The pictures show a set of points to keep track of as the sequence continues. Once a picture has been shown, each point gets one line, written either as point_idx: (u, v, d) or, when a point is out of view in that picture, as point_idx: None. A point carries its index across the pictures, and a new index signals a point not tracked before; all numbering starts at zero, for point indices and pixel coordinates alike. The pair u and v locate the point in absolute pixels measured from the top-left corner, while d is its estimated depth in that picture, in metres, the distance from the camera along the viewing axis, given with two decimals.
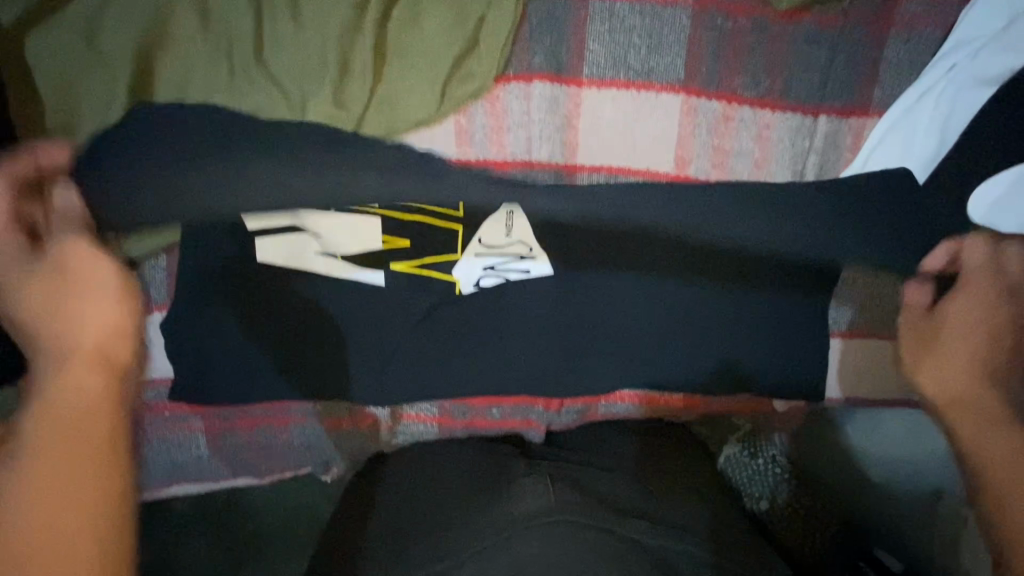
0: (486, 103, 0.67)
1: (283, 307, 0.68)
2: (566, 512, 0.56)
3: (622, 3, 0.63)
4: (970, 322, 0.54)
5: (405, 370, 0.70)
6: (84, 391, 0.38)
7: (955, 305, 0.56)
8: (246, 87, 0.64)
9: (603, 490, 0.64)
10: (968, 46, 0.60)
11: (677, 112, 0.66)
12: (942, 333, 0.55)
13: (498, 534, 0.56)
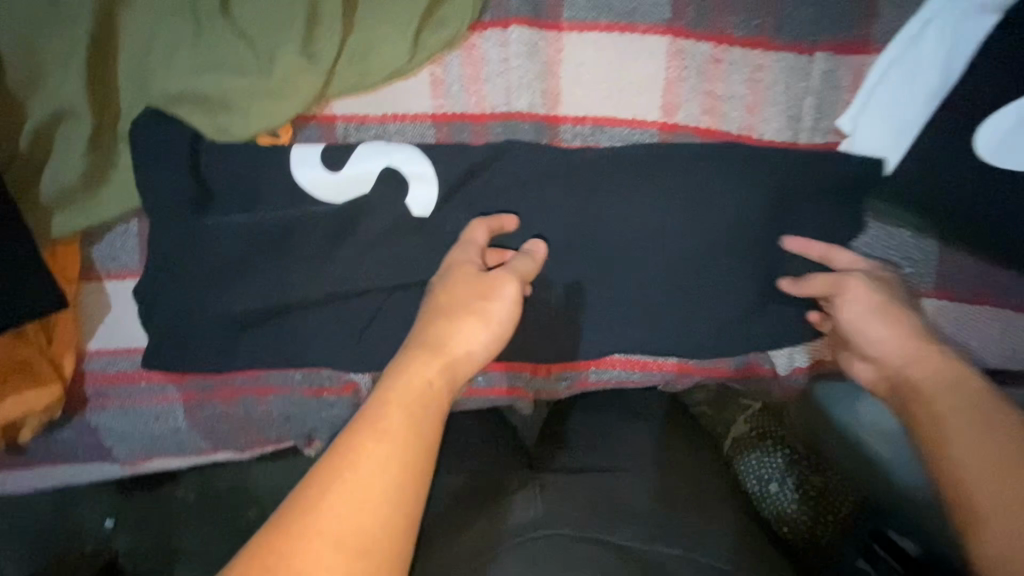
0: (462, 52, 0.64)
1: (248, 270, 0.63)
2: (560, 525, 0.50)
3: None
4: (957, 414, 0.46)
5: (385, 337, 0.66)
6: (418, 393, 0.44)
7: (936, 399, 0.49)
8: (210, 38, 0.61)
9: (619, 500, 0.56)
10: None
11: (665, 52, 0.62)
12: (943, 438, 0.46)
13: (481, 554, 0.49)
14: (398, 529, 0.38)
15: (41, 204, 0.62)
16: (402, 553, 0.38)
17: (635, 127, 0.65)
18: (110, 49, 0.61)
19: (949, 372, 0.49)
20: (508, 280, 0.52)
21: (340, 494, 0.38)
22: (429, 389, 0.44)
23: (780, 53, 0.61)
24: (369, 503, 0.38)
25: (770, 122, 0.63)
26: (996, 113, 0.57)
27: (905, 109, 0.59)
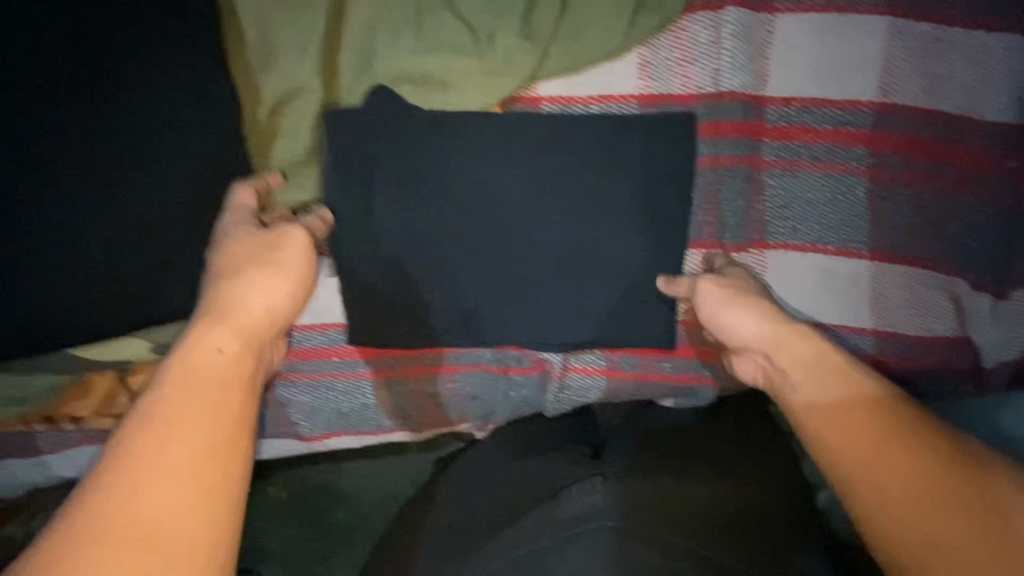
0: (673, 34, 0.64)
1: (457, 242, 0.66)
2: (611, 518, 0.51)
3: None
4: (860, 444, 0.50)
5: (582, 311, 0.68)
6: (223, 357, 0.50)
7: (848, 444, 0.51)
8: (434, 21, 0.63)
9: (689, 499, 0.54)
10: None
11: (881, 33, 0.62)
12: (858, 476, 0.49)
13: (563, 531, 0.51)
14: (218, 504, 0.44)
15: (269, 177, 0.64)
16: (230, 520, 0.45)
17: (845, 107, 0.64)
18: (341, 30, 0.63)
19: (837, 389, 0.54)
20: (295, 228, 0.57)
21: (156, 450, 0.44)
22: (220, 360, 0.50)
23: (998, 33, 0.62)
24: (186, 475, 0.44)
25: (982, 102, 0.63)
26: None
27: None
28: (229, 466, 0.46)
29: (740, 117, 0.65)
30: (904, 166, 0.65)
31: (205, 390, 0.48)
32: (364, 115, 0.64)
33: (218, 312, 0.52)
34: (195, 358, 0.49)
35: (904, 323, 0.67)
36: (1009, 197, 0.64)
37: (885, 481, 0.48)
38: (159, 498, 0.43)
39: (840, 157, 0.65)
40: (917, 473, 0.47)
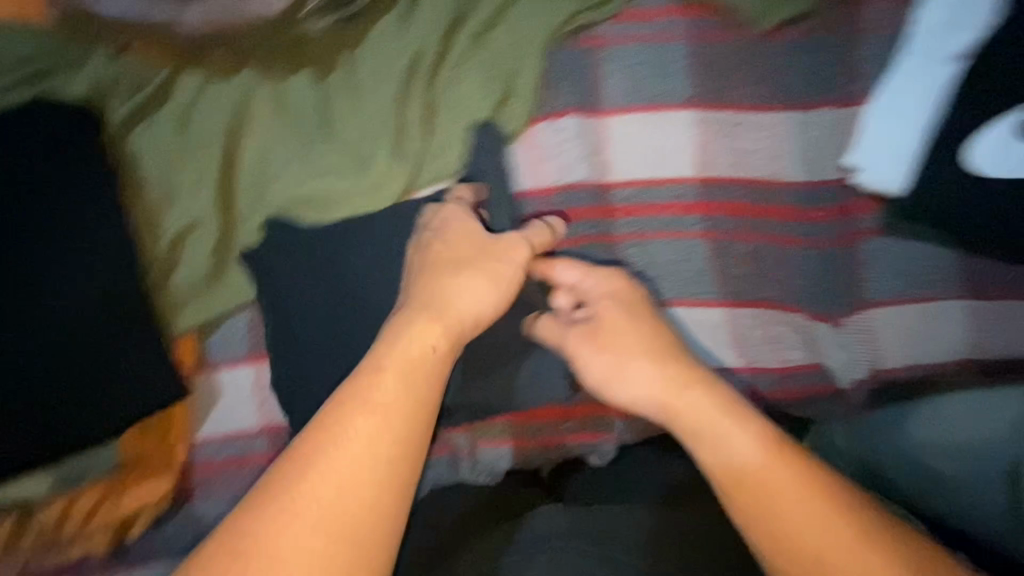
0: (523, 142, 0.76)
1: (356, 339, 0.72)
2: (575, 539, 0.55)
3: (629, 45, 0.75)
4: (789, 500, 0.49)
5: (479, 388, 0.73)
6: (386, 389, 0.50)
7: (734, 449, 0.52)
8: (316, 152, 0.73)
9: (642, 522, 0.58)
10: (937, 30, 0.69)
11: (691, 122, 0.75)
12: (744, 485, 0.51)
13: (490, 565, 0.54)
14: (376, 508, 0.46)
15: (172, 299, 0.71)
16: (389, 523, 0.46)
17: (675, 184, 0.76)
18: (234, 167, 0.72)
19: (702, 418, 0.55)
20: (520, 244, 0.64)
21: (324, 473, 0.45)
22: (379, 391, 0.49)
23: (784, 113, 0.74)
24: (364, 490, 0.46)
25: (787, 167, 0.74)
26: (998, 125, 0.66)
27: (899, 144, 0.71)
28: (382, 484, 0.46)
29: (590, 200, 0.76)
30: (734, 226, 0.75)
31: (401, 412, 0.49)
32: (261, 237, 0.72)
33: (421, 304, 0.57)
34: (394, 352, 0.52)
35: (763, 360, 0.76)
36: (824, 241, 0.75)
37: (773, 487, 0.49)
38: (301, 569, 0.42)
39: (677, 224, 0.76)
40: (808, 489, 0.49)
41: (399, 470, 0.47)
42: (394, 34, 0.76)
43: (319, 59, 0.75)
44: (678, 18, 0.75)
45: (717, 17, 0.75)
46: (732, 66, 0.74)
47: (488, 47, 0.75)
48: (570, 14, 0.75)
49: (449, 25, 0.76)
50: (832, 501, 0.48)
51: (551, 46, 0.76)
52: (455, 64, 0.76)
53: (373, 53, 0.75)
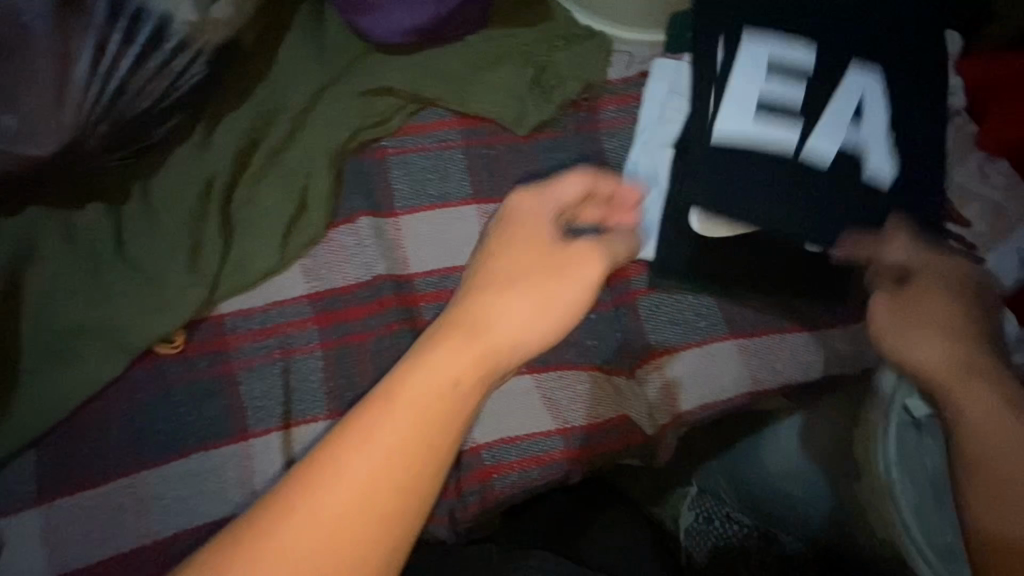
0: (323, 247, 0.81)
1: (156, 459, 0.72)
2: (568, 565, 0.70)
3: (411, 154, 0.85)
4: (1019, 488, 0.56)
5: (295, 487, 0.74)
6: (377, 451, 0.51)
7: (971, 413, 0.60)
8: (109, 280, 0.75)
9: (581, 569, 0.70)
10: (652, 125, 0.82)
11: (471, 213, 0.84)
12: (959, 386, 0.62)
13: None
14: (387, 533, 0.50)
15: None
16: (386, 549, 0.50)
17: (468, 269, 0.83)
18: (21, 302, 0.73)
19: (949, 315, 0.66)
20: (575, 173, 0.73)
21: (329, 490, 0.49)
22: (392, 428, 0.52)
23: None
24: (343, 524, 0.49)
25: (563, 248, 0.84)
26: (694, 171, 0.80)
27: (640, 217, 0.83)
28: (362, 530, 0.49)
29: (392, 291, 0.81)
30: None
31: (424, 450, 0.53)
32: (50, 368, 0.71)
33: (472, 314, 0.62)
34: (414, 381, 0.55)
35: (574, 417, 0.82)
36: (608, 302, 0.85)
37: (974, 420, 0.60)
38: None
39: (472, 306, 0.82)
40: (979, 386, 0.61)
41: (365, 527, 0.49)
42: (188, 161, 0.81)
43: (110, 191, 0.79)
44: (452, 128, 0.86)
45: (485, 124, 0.87)
46: (502, 165, 0.86)
47: (282, 167, 0.83)
48: (358, 133, 0.85)
49: (240, 149, 0.82)
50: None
51: (345, 159, 0.85)
52: (251, 184, 0.82)
53: (168, 181, 0.80)
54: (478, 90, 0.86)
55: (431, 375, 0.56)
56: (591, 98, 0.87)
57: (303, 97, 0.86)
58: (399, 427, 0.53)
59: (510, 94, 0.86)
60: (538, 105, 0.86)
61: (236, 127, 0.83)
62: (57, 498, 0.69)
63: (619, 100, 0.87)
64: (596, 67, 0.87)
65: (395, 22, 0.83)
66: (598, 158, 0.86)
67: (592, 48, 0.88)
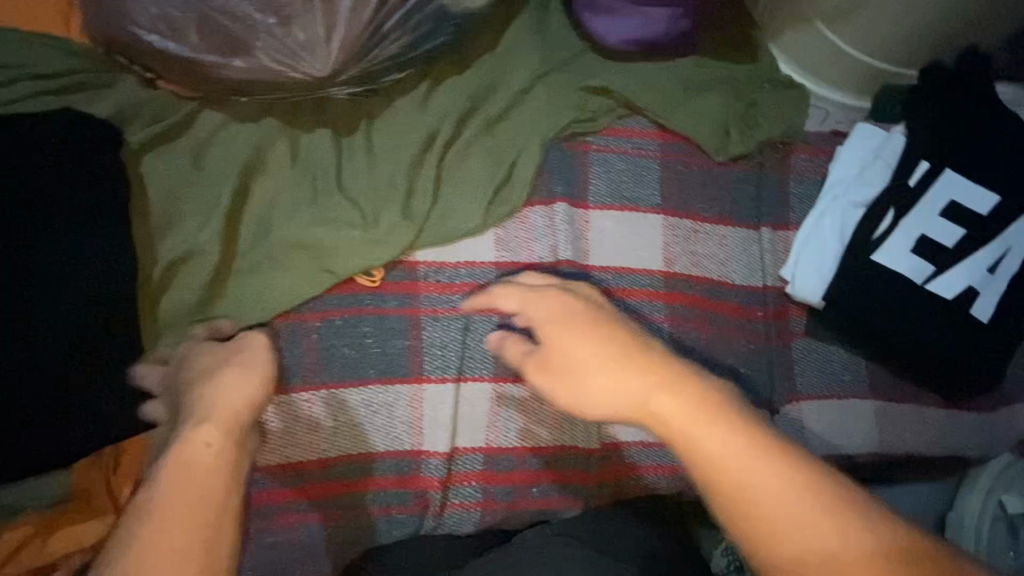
0: (518, 221, 0.85)
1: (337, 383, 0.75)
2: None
3: (612, 155, 0.89)
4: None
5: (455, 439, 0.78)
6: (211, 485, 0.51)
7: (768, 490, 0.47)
8: (323, 204, 0.78)
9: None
10: (849, 181, 0.86)
11: (658, 221, 0.87)
12: (726, 477, 0.49)
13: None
14: None
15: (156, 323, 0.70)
16: None
17: (645, 274, 0.86)
18: (243, 204, 0.75)
19: (681, 393, 0.53)
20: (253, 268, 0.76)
21: None
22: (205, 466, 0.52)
23: (736, 228, 0.88)
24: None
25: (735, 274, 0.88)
26: (885, 220, 0.82)
27: (824, 263, 0.85)
28: None
29: (574, 277, 0.84)
30: (688, 317, 0.86)
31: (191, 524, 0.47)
32: (257, 272, 0.74)
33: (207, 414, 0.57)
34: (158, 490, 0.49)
35: None
36: (768, 337, 0.88)
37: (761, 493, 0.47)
38: None
39: (639, 310, 0.85)
40: (758, 458, 0.49)
41: None
42: (411, 110, 0.85)
43: (336, 122, 0.82)
44: (652, 139, 0.90)
45: (683, 143, 0.91)
46: (694, 185, 0.89)
47: (494, 138, 0.86)
48: (569, 123, 0.88)
49: (460, 113, 0.86)
50: (826, 493, 0.47)
51: (551, 145, 0.88)
52: (463, 146, 0.85)
53: (390, 125, 0.83)
54: (685, 110, 0.90)
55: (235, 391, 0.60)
56: (787, 143, 0.91)
57: (522, 78, 0.89)
58: (230, 438, 0.55)
59: (715, 120, 0.90)
60: (739, 138, 0.90)
61: (459, 92, 0.87)
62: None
63: (812, 151, 0.92)
64: (796, 116, 0.92)
65: (625, 31, 0.88)
66: (784, 199, 0.90)
67: (794, 98, 0.93)
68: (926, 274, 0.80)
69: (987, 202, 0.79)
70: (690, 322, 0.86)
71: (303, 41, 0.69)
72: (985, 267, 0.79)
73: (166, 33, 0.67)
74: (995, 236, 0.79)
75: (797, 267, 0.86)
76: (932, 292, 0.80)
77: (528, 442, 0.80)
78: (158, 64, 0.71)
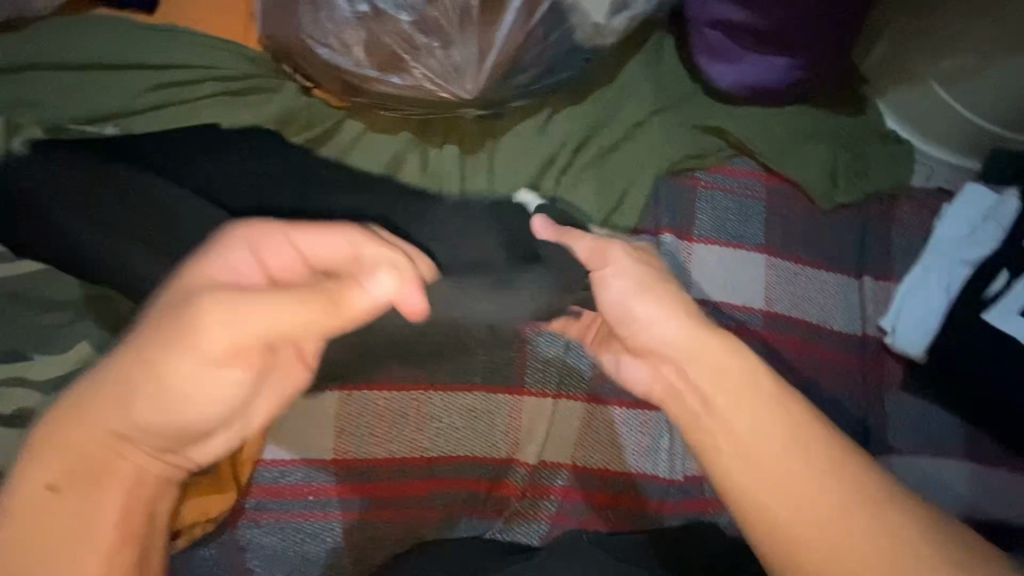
0: None
1: (446, 384, 0.78)
2: None
3: (719, 192, 0.91)
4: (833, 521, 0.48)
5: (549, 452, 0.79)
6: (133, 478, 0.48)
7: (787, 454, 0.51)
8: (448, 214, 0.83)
9: None
10: (957, 242, 0.87)
11: (759, 260, 0.89)
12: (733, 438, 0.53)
13: None
14: None
15: None
16: None
17: (744, 310, 0.87)
18: None
19: (715, 357, 0.56)
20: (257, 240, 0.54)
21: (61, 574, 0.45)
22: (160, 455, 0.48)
23: (838, 274, 0.89)
24: None
25: (835, 323, 0.88)
26: (995, 282, 0.82)
27: (928, 318, 0.85)
28: None
29: None
30: (784, 359, 0.87)
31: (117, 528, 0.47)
32: None
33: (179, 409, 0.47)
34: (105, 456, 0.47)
35: None
36: (864, 386, 0.87)
37: (779, 454, 0.51)
38: None
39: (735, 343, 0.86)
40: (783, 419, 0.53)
41: None
42: (532, 135, 0.90)
43: (464, 139, 0.88)
44: (759, 181, 0.93)
45: (789, 187, 0.93)
46: (799, 228, 0.91)
47: (606, 168, 0.91)
48: (681, 159, 0.92)
49: (577, 140, 0.91)
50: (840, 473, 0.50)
51: (661, 178, 0.91)
52: (576, 170, 0.90)
53: (511, 148, 0.89)
54: (794, 154, 0.92)
55: (174, 383, 0.47)
56: (892, 196, 0.93)
57: (636, 114, 0.94)
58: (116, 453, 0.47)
59: (824, 167, 0.92)
60: (846, 186, 0.91)
61: (576, 122, 0.92)
62: (360, 390, 0.75)
63: (916, 207, 0.93)
64: (905, 171, 0.93)
65: (739, 76, 0.92)
66: (887, 251, 0.91)
67: (903, 152, 0.94)
68: None
69: None
70: (786, 364, 0.86)
71: (456, 64, 0.75)
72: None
73: (336, 48, 0.74)
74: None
75: (897, 321, 0.86)
76: None
77: (612, 464, 0.81)
78: (321, 75, 0.77)
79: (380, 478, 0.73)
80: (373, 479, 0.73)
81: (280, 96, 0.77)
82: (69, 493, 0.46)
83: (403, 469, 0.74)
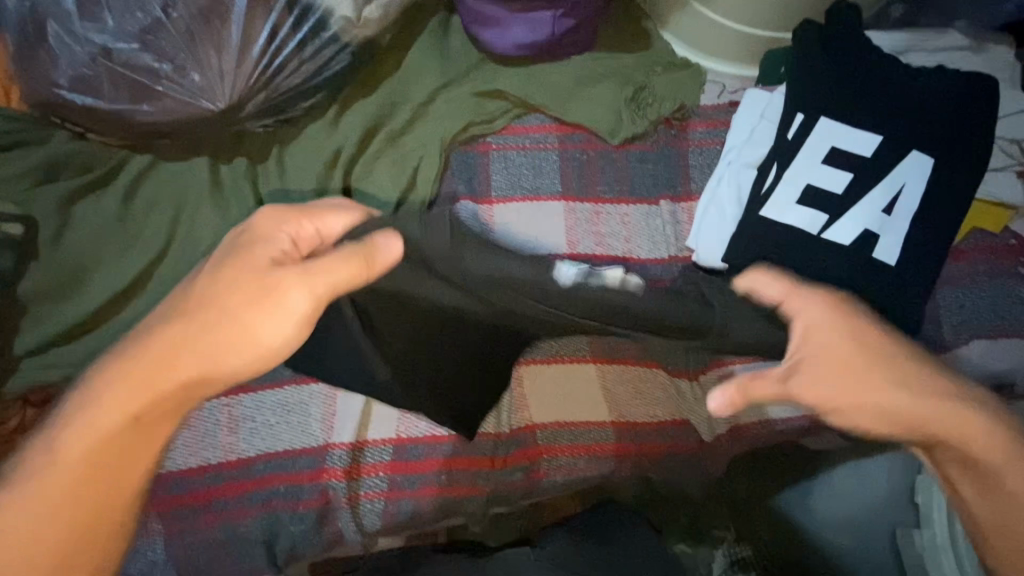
0: None
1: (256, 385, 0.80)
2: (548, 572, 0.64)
3: (512, 152, 0.94)
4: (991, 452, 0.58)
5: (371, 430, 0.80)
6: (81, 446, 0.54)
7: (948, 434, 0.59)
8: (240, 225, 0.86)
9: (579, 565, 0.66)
10: (742, 147, 0.88)
11: (557, 208, 0.92)
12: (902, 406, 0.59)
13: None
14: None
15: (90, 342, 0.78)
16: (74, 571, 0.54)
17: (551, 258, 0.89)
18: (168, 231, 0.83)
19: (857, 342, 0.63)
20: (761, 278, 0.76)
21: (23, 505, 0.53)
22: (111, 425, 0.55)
23: (637, 205, 0.91)
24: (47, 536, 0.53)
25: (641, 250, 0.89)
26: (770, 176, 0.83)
27: (724, 227, 0.86)
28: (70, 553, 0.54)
29: None
30: None
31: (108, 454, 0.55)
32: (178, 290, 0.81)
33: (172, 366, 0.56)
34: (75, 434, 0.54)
35: (631, 418, 0.86)
36: None
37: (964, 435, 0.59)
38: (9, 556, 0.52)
39: None
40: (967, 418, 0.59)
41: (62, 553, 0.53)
42: (319, 134, 0.93)
43: (252, 151, 0.91)
44: (550, 133, 0.95)
45: (581, 133, 0.95)
46: (594, 170, 0.93)
47: (397, 150, 0.93)
48: (470, 128, 0.95)
49: (366, 129, 0.93)
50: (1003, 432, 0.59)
51: (452, 149, 0.94)
52: (369, 159, 0.93)
53: (299, 150, 0.92)
54: (579, 99, 0.95)
55: (205, 355, 0.56)
56: (681, 119, 0.94)
57: (423, 93, 0.96)
58: (95, 424, 0.54)
59: (610, 105, 0.93)
60: (633, 118, 0.93)
61: (365, 112, 0.94)
62: None
63: (707, 124, 0.94)
64: (690, 92, 0.95)
65: (512, 38, 0.94)
66: (683, 172, 0.92)
67: (688, 75, 0.96)
68: (821, 223, 0.79)
69: (870, 142, 0.80)
70: None
71: (200, 83, 0.79)
72: (879, 210, 0.79)
73: (84, 91, 0.78)
74: (883, 176, 0.79)
75: (696, 235, 0.87)
76: (830, 240, 0.79)
77: (439, 429, 0.81)
78: (83, 120, 0.80)
79: (195, 485, 0.75)
80: (188, 487, 0.75)
81: (50, 146, 0.81)
82: (106, 457, 0.55)
83: (220, 473, 0.76)
